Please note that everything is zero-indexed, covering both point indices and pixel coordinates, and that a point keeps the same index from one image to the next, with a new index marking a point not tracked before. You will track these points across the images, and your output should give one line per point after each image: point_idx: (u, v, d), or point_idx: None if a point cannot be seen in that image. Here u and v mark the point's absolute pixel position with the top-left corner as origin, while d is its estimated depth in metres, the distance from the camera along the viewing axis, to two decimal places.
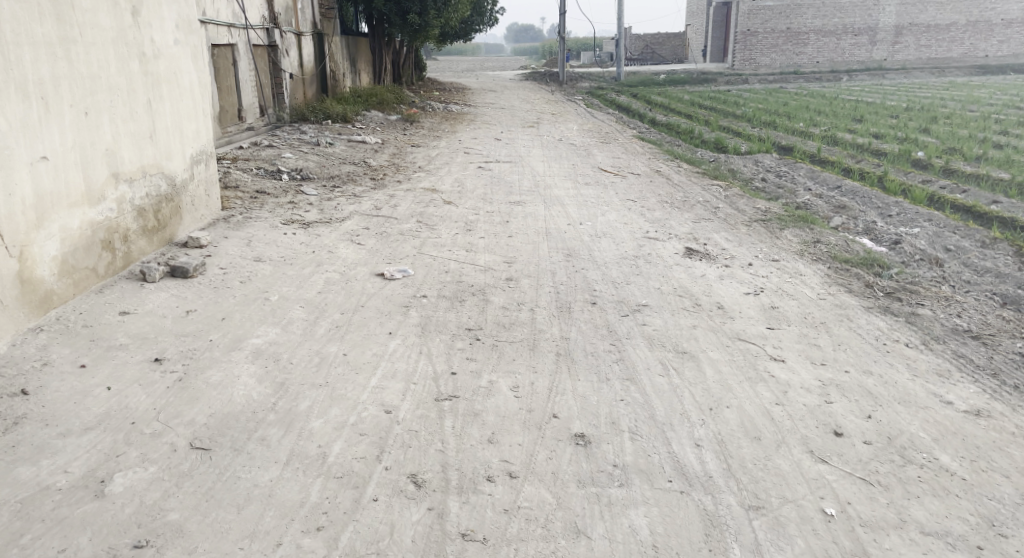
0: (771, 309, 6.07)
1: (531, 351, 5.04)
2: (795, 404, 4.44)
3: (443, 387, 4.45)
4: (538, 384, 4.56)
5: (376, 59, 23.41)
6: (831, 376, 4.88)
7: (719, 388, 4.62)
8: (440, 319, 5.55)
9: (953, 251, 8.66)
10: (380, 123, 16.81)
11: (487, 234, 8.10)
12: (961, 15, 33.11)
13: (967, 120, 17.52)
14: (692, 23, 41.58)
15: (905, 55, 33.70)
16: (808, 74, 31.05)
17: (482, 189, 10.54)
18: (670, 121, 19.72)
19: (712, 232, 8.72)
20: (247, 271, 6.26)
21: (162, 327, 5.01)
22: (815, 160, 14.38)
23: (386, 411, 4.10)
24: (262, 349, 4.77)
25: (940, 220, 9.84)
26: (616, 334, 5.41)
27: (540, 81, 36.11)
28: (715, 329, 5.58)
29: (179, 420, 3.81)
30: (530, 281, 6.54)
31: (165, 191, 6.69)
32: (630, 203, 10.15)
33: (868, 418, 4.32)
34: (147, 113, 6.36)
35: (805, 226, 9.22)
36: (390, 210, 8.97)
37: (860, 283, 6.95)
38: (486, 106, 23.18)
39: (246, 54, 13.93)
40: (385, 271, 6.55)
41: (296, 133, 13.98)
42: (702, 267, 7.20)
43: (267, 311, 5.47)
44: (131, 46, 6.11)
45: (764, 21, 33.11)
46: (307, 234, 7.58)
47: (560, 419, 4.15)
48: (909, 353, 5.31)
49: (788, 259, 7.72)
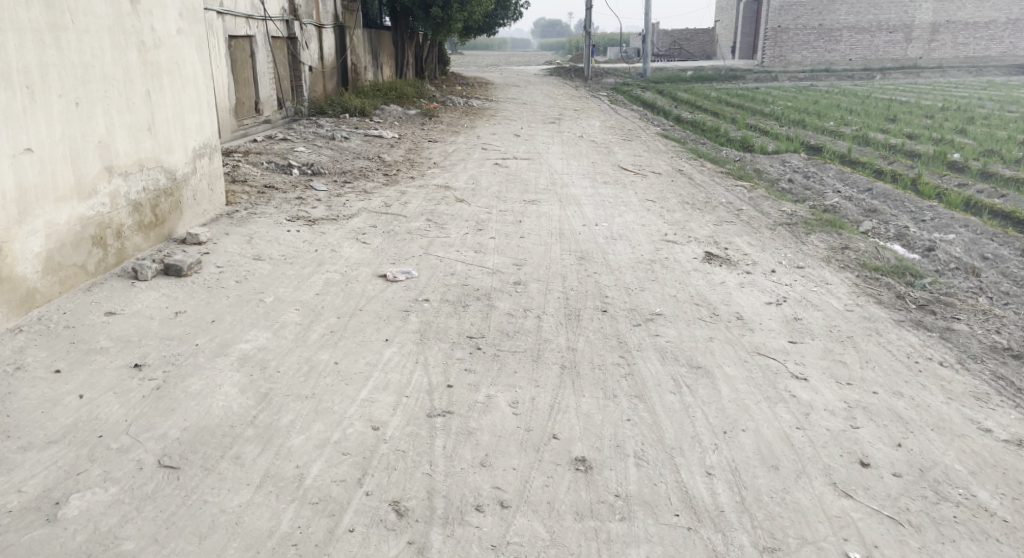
0: (793, 320, 5.72)
1: (534, 363, 4.74)
2: (817, 430, 4.14)
3: (437, 401, 4.16)
4: (540, 399, 4.26)
5: (399, 52, 23.14)
6: (858, 398, 4.54)
7: (734, 409, 4.30)
8: (440, 325, 5.27)
9: (990, 259, 8.23)
10: (399, 116, 16.54)
11: (498, 234, 7.80)
12: (1001, 13, 32.19)
13: (1006, 121, 16.89)
14: (721, 19, 40.92)
15: (941, 54, 32.84)
16: (839, 72, 30.36)
17: (497, 187, 10.24)
18: (695, 118, 19.25)
19: (734, 235, 8.35)
20: (244, 270, 6.01)
21: (147, 329, 4.76)
22: (845, 160, 13.91)
23: (373, 428, 3.81)
24: (249, 356, 4.50)
25: (976, 226, 9.38)
26: (627, 345, 5.09)
27: (564, 77, 35.66)
28: (732, 342, 5.24)
29: (150, 434, 3.55)
30: (539, 286, 6.23)
31: (164, 185, 6.46)
32: (650, 204, 9.78)
33: (897, 447, 4.04)
34: (146, 105, 6.13)
35: (833, 230, 8.81)
36: (400, 207, 8.70)
37: (891, 294, 6.55)
38: (508, 101, 22.86)
39: (264, 45, 13.72)
40: (388, 272, 6.28)
41: (312, 127, 13.75)
42: (721, 273, 6.85)
43: (260, 314, 5.20)
44: (129, 35, 5.88)
45: (795, 17, 32.57)
46: (311, 232, 7.33)
47: (560, 441, 3.86)
48: (944, 373, 4.95)
49: (814, 266, 7.34)
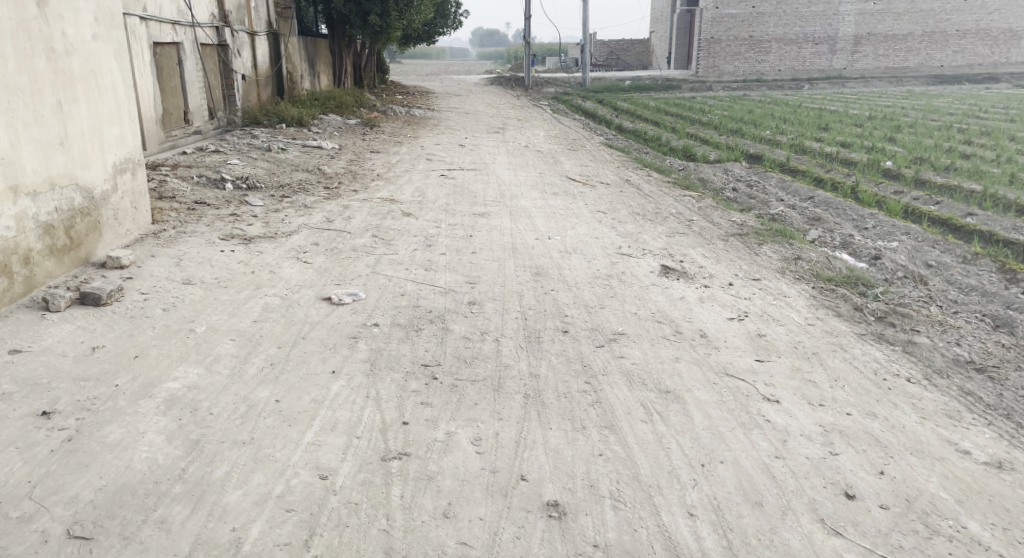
0: (757, 337, 5.43)
1: (495, 394, 4.38)
2: (797, 458, 3.87)
3: (391, 442, 3.79)
4: (504, 435, 3.92)
5: (335, 61, 22.54)
6: (833, 421, 4.24)
7: (709, 438, 4.00)
8: (392, 353, 4.89)
9: (934, 267, 8.21)
10: (338, 126, 16.02)
11: (449, 250, 7.44)
12: (918, 25, 33.34)
13: (932, 130, 17.31)
14: (656, 30, 41.38)
15: (864, 64, 33.78)
16: (770, 82, 30.94)
17: (444, 199, 9.88)
18: (635, 127, 19.22)
19: (688, 247, 8.16)
20: (172, 297, 5.53)
21: (59, 368, 4.27)
22: (785, 168, 13.96)
23: (321, 477, 3.43)
24: (177, 396, 4.06)
25: (918, 233, 9.38)
26: (591, 370, 4.78)
27: (504, 86, 35.51)
28: (699, 362, 4.95)
29: (58, 497, 3.15)
30: (495, 305, 5.90)
31: (80, 205, 5.93)
32: (601, 215, 9.57)
33: (880, 475, 3.78)
34: (57, 117, 5.61)
35: (784, 240, 8.71)
36: (342, 223, 8.25)
37: (848, 305, 6.29)
38: (450, 110, 22.50)
39: (193, 52, 13.07)
40: (332, 294, 5.86)
41: (246, 138, 13.14)
42: (681, 287, 6.62)
43: (190, 346, 4.74)
44: (36, 40, 5.38)
45: (727, 28, 32.94)
46: (247, 251, 6.85)
47: (528, 483, 3.53)
48: (913, 391, 4.67)
49: (770, 277, 7.13)
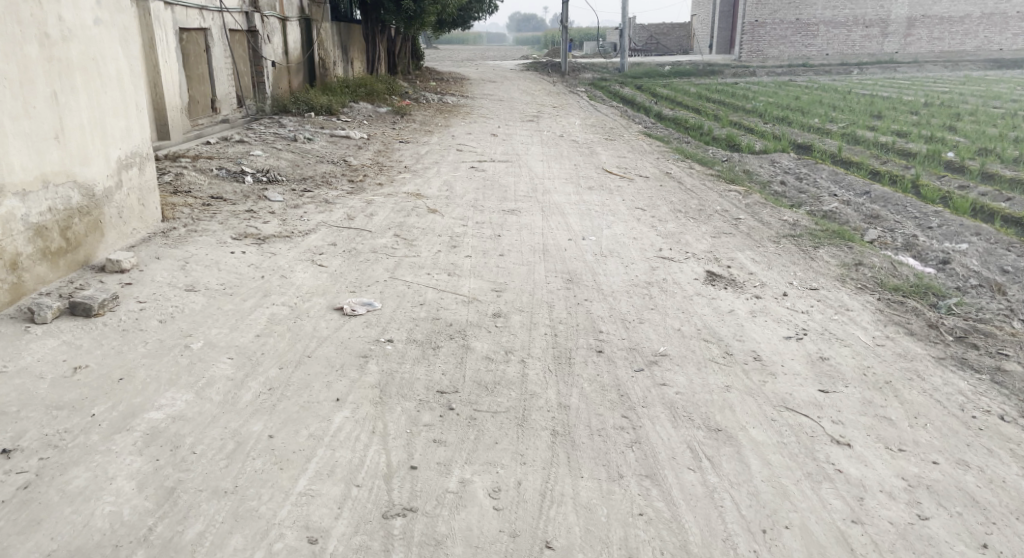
0: (819, 360, 4.80)
1: (519, 430, 3.83)
2: (878, 523, 3.28)
3: (396, 493, 3.30)
4: (527, 485, 3.40)
5: (369, 46, 22.05)
6: (917, 472, 3.63)
7: (770, 493, 3.43)
8: (405, 376, 4.36)
9: (1011, 272, 7.45)
10: (368, 114, 15.52)
11: (474, 252, 6.89)
12: (976, 7, 31.74)
13: (994, 117, 16.28)
14: (696, 14, 40.26)
15: (917, 48, 32.32)
16: (818, 67, 29.77)
17: (474, 194, 9.34)
18: (676, 115, 18.38)
19: (735, 250, 7.49)
20: (172, 306, 5.07)
21: (32, 393, 3.83)
22: (837, 159, 13.12)
23: (310, 541, 3.01)
24: (159, 430, 3.59)
25: (990, 233, 8.58)
26: (629, 400, 4.20)
27: (542, 71, 34.70)
28: (754, 393, 4.33)
29: None
30: (522, 318, 5.35)
31: (78, 203, 5.50)
32: (639, 212, 8.94)
33: (982, 548, 3.19)
34: (52, 109, 5.17)
35: (842, 242, 7.99)
36: (364, 220, 7.75)
37: (921, 321, 5.61)
38: (484, 97, 21.89)
39: (220, 38, 12.62)
40: (345, 303, 5.36)
41: (273, 126, 12.69)
42: (728, 297, 5.99)
43: (183, 365, 4.27)
44: (28, 26, 4.93)
45: (772, 11, 31.92)
46: (259, 253, 6.37)
47: (554, 552, 3.04)
48: (1010, 432, 4.01)
49: (829, 287, 6.44)
